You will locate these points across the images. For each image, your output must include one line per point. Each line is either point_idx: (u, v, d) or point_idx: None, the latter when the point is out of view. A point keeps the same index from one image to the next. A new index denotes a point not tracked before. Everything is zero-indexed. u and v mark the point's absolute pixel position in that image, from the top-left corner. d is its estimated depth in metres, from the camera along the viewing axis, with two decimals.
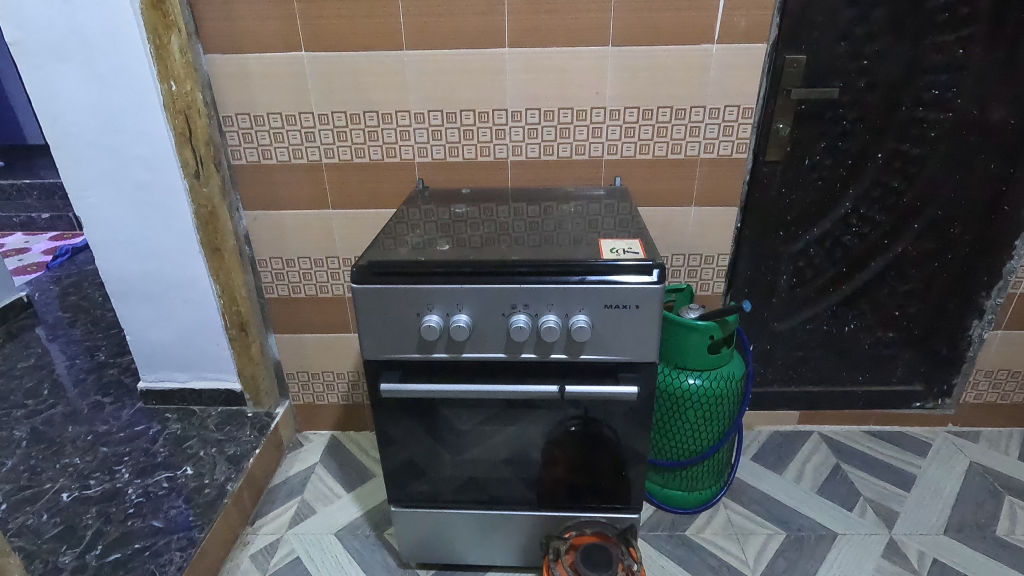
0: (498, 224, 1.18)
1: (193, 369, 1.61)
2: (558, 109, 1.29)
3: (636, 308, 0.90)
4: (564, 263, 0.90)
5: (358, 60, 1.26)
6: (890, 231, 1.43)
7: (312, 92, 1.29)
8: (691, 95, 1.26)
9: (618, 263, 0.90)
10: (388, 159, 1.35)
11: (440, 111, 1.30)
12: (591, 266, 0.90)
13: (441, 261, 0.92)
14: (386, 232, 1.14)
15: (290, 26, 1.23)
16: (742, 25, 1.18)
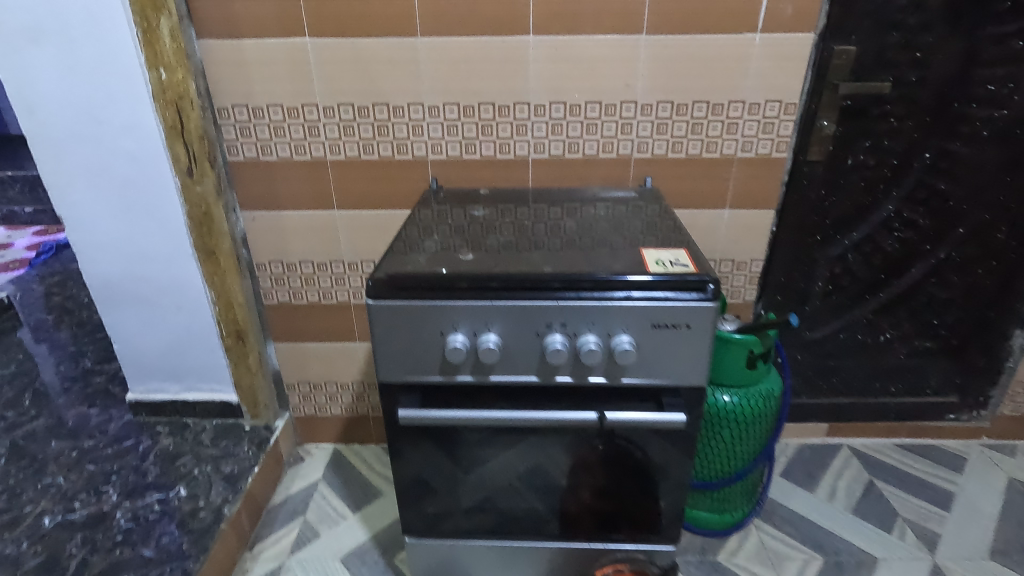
0: (523, 229, 1.07)
1: (185, 380, 1.50)
2: (585, 103, 1.19)
3: (686, 328, 0.81)
4: (607, 278, 0.81)
5: (367, 48, 1.15)
6: (933, 236, 1.34)
7: (317, 83, 1.18)
8: (730, 89, 1.16)
9: (667, 278, 0.80)
10: (399, 155, 1.24)
11: (456, 104, 1.20)
12: (638, 281, 0.81)
13: (468, 274, 0.82)
14: (399, 237, 1.04)
15: (292, 9, 1.12)
16: (788, 12, 1.08)
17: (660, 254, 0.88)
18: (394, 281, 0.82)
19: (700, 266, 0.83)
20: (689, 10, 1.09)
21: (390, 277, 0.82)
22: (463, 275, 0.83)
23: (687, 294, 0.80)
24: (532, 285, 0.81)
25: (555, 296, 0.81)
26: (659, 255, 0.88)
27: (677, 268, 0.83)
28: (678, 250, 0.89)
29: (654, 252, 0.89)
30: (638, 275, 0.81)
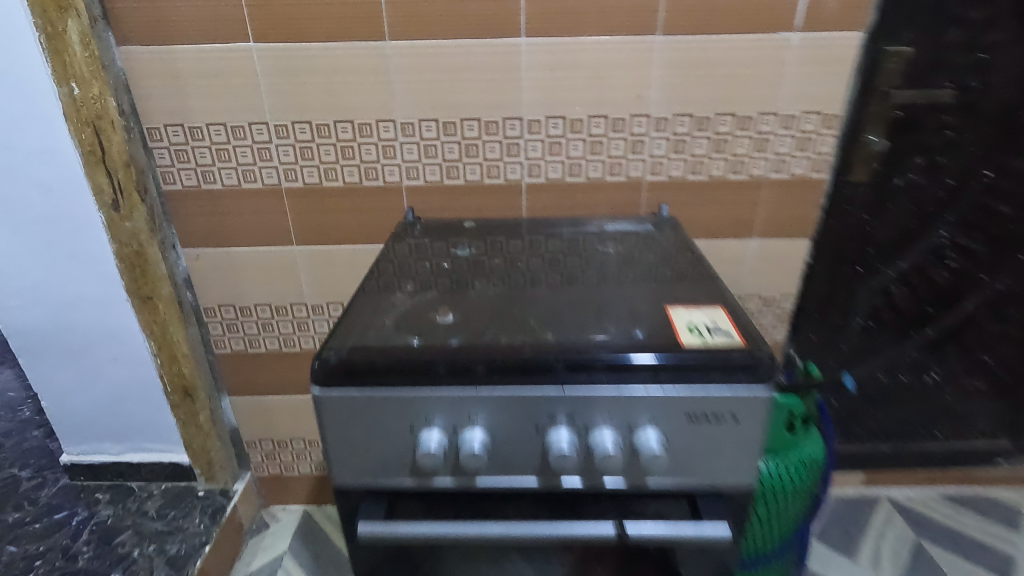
0: (516, 274, 0.88)
1: (128, 440, 1.30)
2: (588, 117, 0.99)
3: (732, 421, 0.62)
4: (628, 357, 0.62)
5: (326, 55, 0.95)
6: (991, 265, 1.15)
7: (267, 98, 0.98)
8: (761, 99, 0.97)
9: (707, 357, 0.62)
10: (368, 182, 1.05)
11: (434, 121, 1.00)
12: (666, 361, 0.62)
13: (446, 353, 0.63)
14: (362, 288, 0.84)
15: (232, 8, 0.92)
16: (831, 8, 0.90)
17: (694, 319, 0.70)
18: (353, 361, 0.63)
19: (748, 338, 0.65)
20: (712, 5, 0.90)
21: (343, 357, 0.63)
22: (439, 353, 0.63)
23: (734, 377, 0.61)
24: (529, 367, 0.62)
25: (559, 381, 0.62)
26: (693, 321, 0.69)
27: (719, 341, 0.64)
28: (716, 312, 0.71)
29: (686, 315, 0.71)
30: (668, 352, 0.63)
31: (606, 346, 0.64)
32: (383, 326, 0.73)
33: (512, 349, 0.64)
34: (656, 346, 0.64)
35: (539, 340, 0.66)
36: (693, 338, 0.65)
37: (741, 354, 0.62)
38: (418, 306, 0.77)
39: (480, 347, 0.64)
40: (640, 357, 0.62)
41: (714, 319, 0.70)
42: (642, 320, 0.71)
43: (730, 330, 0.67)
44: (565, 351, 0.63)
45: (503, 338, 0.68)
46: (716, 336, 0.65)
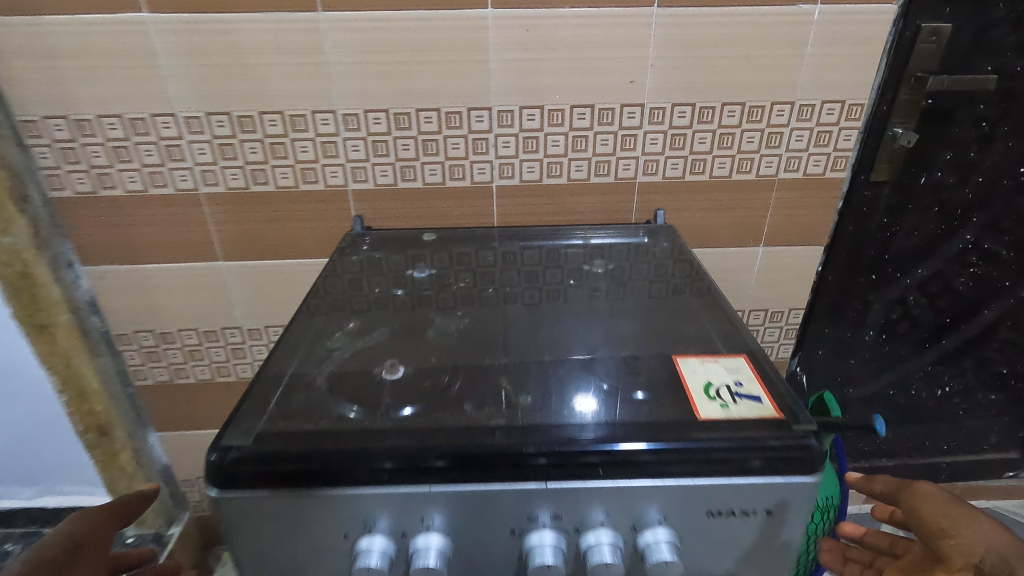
0: (485, 303, 0.72)
1: (40, 483, 1.12)
2: (570, 108, 0.83)
3: (765, 516, 0.48)
4: (623, 445, 0.47)
5: (244, 30, 0.76)
6: (1017, 272, 1.03)
7: (172, 84, 0.79)
8: (775, 86, 0.82)
9: (727, 442, 0.47)
10: (305, 185, 0.87)
11: (384, 111, 0.82)
12: (676, 448, 0.47)
13: (379, 444, 0.48)
14: (290, 327, 0.67)
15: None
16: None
17: (712, 375, 0.56)
18: (227, 467, 0.46)
19: (784, 407, 0.51)
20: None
21: (236, 453, 0.47)
22: (373, 441, 0.48)
23: (763, 468, 0.47)
24: (494, 457, 0.47)
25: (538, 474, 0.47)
26: (712, 379, 0.55)
27: (749, 413, 0.50)
28: (739, 365, 0.57)
29: (701, 369, 0.56)
30: (673, 436, 0.48)
31: (589, 430, 0.49)
32: (312, 389, 0.56)
33: (472, 432, 0.49)
34: (658, 427, 0.49)
35: (505, 420, 0.50)
36: (715, 407, 0.51)
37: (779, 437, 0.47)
38: (363, 354, 0.61)
39: (426, 433, 0.49)
40: (635, 444, 0.47)
41: (737, 375, 0.55)
42: (645, 376, 0.57)
43: (760, 393, 0.53)
44: (541, 438, 0.48)
45: (464, 411, 0.52)
46: (744, 404, 0.52)
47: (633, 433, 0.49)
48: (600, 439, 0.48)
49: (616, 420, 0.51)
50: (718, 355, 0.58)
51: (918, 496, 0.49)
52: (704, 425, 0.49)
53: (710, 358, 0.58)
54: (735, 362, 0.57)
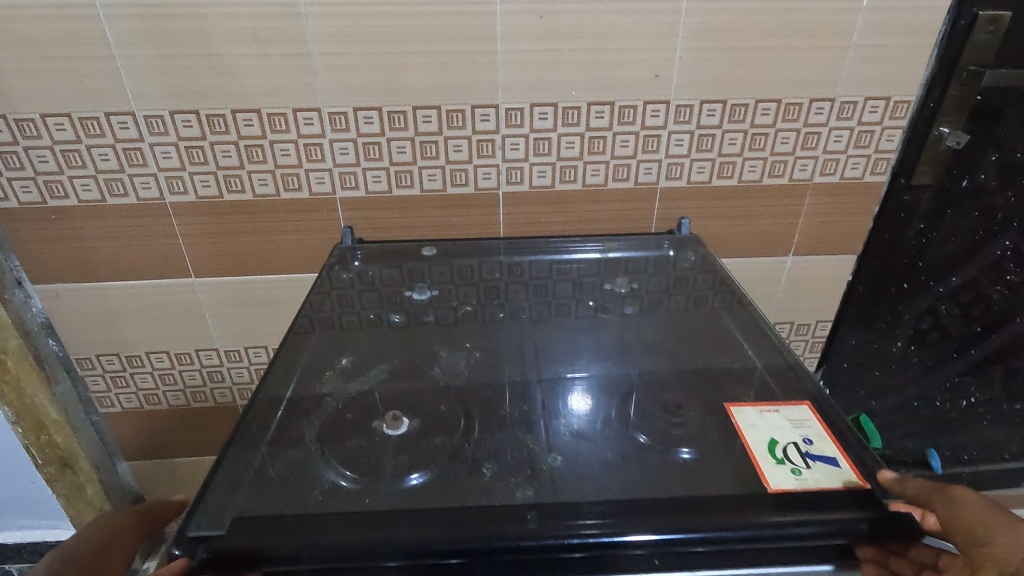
0: (493, 330, 0.63)
1: None
2: (587, 105, 0.74)
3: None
4: (628, 537, 0.39)
5: (213, 14, 0.66)
6: None
7: (128, 78, 0.68)
8: (815, 81, 0.74)
9: (778, 529, 0.40)
10: (287, 193, 0.77)
11: (376, 109, 0.72)
12: (696, 538, 0.40)
13: (337, 538, 0.39)
14: (277, 360, 0.58)
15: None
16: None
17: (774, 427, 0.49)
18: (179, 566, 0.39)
19: (867, 472, 0.44)
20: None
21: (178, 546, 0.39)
22: (338, 534, 0.39)
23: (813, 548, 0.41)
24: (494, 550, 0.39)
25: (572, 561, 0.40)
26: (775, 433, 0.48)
27: (828, 482, 0.43)
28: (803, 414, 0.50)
29: (759, 419, 0.49)
30: (697, 522, 0.40)
31: (591, 516, 0.40)
32: (292, 445, 0.47)
33: (462, 518, 0.40)
34: (682, 507, 0.41)
35: (503, 497, 0.42)
36: (786, 474, 0.44)
37: (845, 520, 0.40)
38: (361, 399, 0.53)
39: (405, 512, 0.41)
40: (648, 535, 0.39)
41: (804, 431, 0.48)
42: (693, 429, 0.48)
43: (835, 454, 0.46)
44: (538, 528, 0.40)
45: (454, 478, 0.44)
46: (819, 468, 0.45)
47: (647, 518, 0.40)
48: (601, 529, 0.40)
49: (634, 497, 0.42)
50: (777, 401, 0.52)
51: (952, 499, 0.39)
52: (743, 500, 0.42)
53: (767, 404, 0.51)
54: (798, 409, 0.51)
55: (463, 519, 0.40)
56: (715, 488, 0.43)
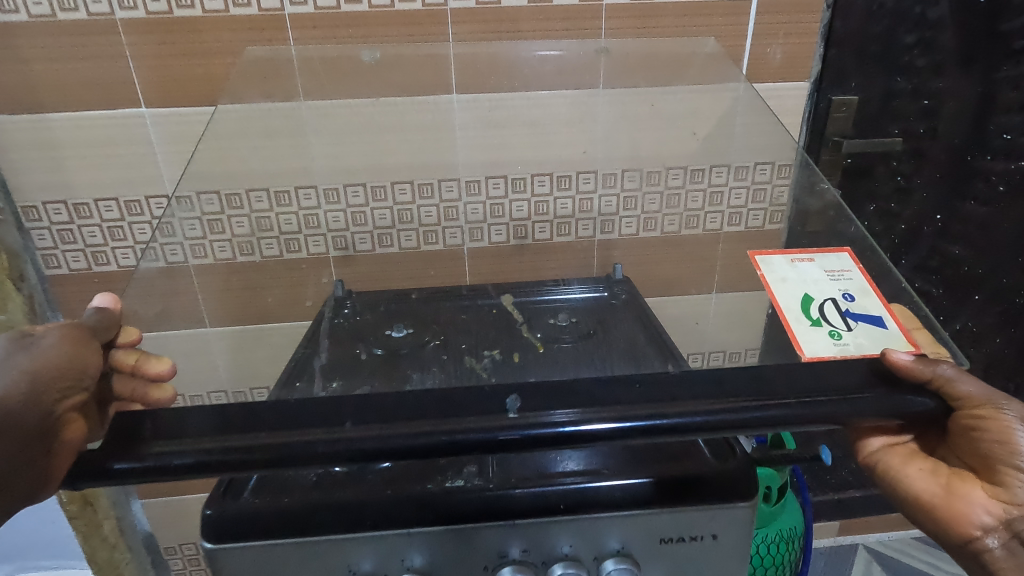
0: (450, 344, 0.79)
1: (18, 559, 1.15)
2: (532, 175, 0.93)
3: (711, 539, 0.57)
4: (579, 427, 0.50)
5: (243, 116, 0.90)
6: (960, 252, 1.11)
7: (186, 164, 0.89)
8: (710, 153, 0.93)
9: (711, 416, 0.51)
10: (289, 255, 0.89)
11: (362, 185, 0.91)
12: (667, 422, 0.51)
13: (332, 432, 0.51)
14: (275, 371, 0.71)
15: (115, 71, 0.84)
16: (778, 56, 0.97)
17: (814, 294, 0.62)
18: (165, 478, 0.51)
19: (906, 335, 0.58)
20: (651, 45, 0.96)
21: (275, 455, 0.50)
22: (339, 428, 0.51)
23: (708, 463, 0.57)
24: (458, 474, 0.56)
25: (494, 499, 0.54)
26: (814, 301, 0.61)
27: (870, 341, 0.57)
28: (850, 282, 0.64)
29: (803, 291, 0.63)
30: (639, 413, 0.51)
31: (564, 408, 0.52)
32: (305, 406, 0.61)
33: (437, 417, 0.51)
34: (636, 404, 0.52)
35: (501, 391, 0.54)
36: (827, 339, 0.57)
37: (763, 411, 0.52)
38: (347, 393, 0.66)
39: (430, 407, 0.52)
40: (605, 423, 0.51)
41: (847, 285, 0.63)
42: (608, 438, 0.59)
43: (880, 316, 0.59)
44: (516, 417, 0.51)
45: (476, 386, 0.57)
46: (858, 332, 0.58)
47: (601, 414, 0.51)
48: (572, 419, 0.51)
49: (605, 398, 0.53)
50: (828, 268, 0.66)
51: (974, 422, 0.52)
52: (710, 396, 0.53)
53: (818, 274, 0.66)
54: (842, 270, 0.65)
55: (468, 413, 0.51)
56: (715, 382, 0.54)
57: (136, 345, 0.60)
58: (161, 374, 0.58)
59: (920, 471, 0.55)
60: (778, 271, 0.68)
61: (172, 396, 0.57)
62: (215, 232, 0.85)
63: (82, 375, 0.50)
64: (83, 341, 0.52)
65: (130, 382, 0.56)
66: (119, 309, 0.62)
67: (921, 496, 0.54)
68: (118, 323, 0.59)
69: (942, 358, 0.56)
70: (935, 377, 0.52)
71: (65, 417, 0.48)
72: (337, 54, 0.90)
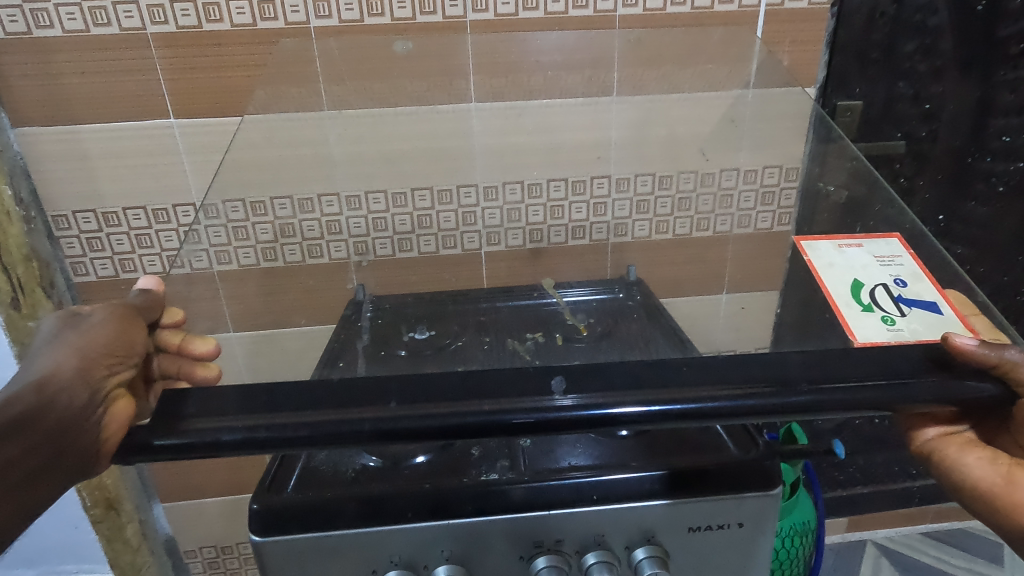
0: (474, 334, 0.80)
1: (41, 563, 1.18)
2: (547, 180, 0.95)
3: (737, 527, 0.61)
4: (615, 408, 0.52)
5: (271, 123, 0.95)
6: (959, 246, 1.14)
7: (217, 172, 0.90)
8: (720, 157, 0.96)
9: (725, 404, 0.52)
10: (311, 260, 0.92)
11: (383, 193, 0.93)
12: (682, 407, 0.52)
13: (358, 413, 0.52)
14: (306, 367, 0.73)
15: (133, 85, 0.93)
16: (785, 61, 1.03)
17: (862, 280, 0.62)
18: (170, 453, 0.51)
19: (963, 320, 0.57)
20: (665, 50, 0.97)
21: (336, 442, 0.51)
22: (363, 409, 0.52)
23: (734, 453, 0.61)
24: (493, 468, 0.59)
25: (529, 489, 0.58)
26: (865, 287, 0.61)
27: (925, 329, 0.57)
28: (900, 267, 0.63)
29: (851, 276, 0.63)
30: (665, 396, 0.52)
31: (569, 393, 0.53)
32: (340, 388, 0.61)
33: (457, 404, 0.52)
34: (658, 390, 0.53)
35: (542, 374, 0.56)
36: (880, 324, 0.57)
37: (777, 395, 0.52)
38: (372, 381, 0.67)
39: (466, 391, 0.54)
40: (635, 406, 0.51)
41: (903, 273, 0.63)
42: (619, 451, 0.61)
43: (937, 303, 0.59)
44: (568, 405, 0.52)
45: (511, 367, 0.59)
46: (912, 317, 0.58)
47: (636, 397, 0.52)
48: (576, 403, 0.52)
49: (641, 382, 0.54)
50: (876, 254, 0.65)
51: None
52: (727, 383, 0.53)
53: (866, 258, 0.65)
54: (893, 255, 0.65)
55: (485, 396, 0.53)
56: (759, 366, 0.55)
57: (180, 326, 0.61)
58: (206, 353, 0.59)
59: (983, 458, 0.55)
60: (826, 256, 0.67)
61: (217, 376, 0.57)
62: (239, 238, 0.86)
63: (128, 353, 0.53)
64: (128, 320, 0.56)
65: (176, 360, 0.57)
66: (162, 291, 0.66)
67: (984, 485, 0.55)
68: (162, 306, 0.62)
69: (1001, 343, 0.55)
70: (1002, 362, 0.51)
71: (112, 393, 0.50)
72: (355, 64, 0.96)
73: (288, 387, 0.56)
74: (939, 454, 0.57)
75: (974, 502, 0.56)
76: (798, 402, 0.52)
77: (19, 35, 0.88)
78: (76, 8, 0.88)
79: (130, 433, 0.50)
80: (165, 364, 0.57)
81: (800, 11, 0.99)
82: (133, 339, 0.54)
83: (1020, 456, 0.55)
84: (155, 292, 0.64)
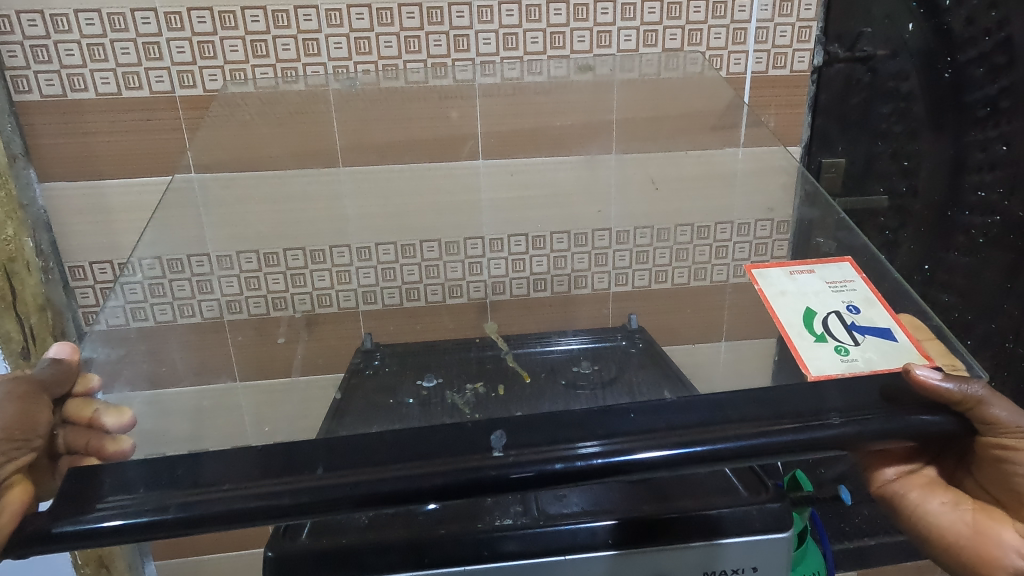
0: (481, 375, 0.83)
1: None
2: (551, 233, 0.99)
3: (751, 572, 0.62)
4: (637, 454, 0.52)
5: (275, 183, 0.98)
6: (949, 294, 1.18)
7: (159, 231, 0.89)
8: (714, 213, 0.98)
9: (740, 444, 0.52)
10: (321, 309, 0.94)
11: (393, 244, 0.96)
12: (701, 450, 0.52)
13: (381, 473, 0.51)
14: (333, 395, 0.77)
15: (161, 143, 1.00)
16: (772, 124, 1.10)
17: (816, 308, 0.63)
18: (182, 529, 0.49)
19: (909, 343, 0.59)
20: (661, 108, 1.04)
21: (333, 487, 0.50)
22: (397, 453, 0.53)
23: (744, 497, 0.62)
24: (506, 513, 0.60)
25: (540, 523, 0.59)
26: (818, 314, 0.62)
27: (881, 360, 0.57)
28: (854, 292, 0.65)
29: (805, 304, 0.65)
30: (679, 442, 0.53)
31: (591, 439, 0.53)
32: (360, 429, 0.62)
33: (472, 454, 0.52)
34: (690, 431, 0.53)
35: (484, 428, 0.55)
36: (834, 355, 0.58)
37: (793, 435, 0.53)
38: (372, 421, 0.68)
39: (470, 443, 0.53)
40: (657, 451, 0.52)
41: (852, 299, 0.64)
42: (620, 504, 0.61)
43: (888, 327, 0.61)
44: (503, 456, 0.52)
45: (457, 422, 0.58)
46: (866, 346, 0.59)
47: (652, 441, 0.53)
48: (600, 450, 0.52)
49: (651, 427, 0.54)
50: (829, 279, 0.68)
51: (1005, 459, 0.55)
52: (738, 421, 0.54)
53: (819, 285, 0.67)
54: (846, 283, 0.67)
55: (508, 448, 0.52)
56: (772, 403, 0.56)
57: (93, 394, 0.59)
58: (117, 427, 0.56)
59: (948, 501, 0.60)
60: (777, 285, 0.70)
61: (126, 451, 0.55)
62: (250, 288, 0.91)
63: (28, 435, 0.51)
64: (28, 399, 0.53)
65: (84, 434, 0.55)
66: (77, 359, 0.59)
67: (948, 530, 0.60)
68: (75, 375, 0.58)
69: (958, 370, 0.56)
70: (963, 395, 0.53)
71: (8, 480, 0.49)
72: (363, 105, 1.00)
73: (312, 443, 0.55)
74: (904, 495, 0.62)
75: (938, 545, 0.60)
76: (810, 443, 0.53)
77: (54, 98, 0.95)
78: (111, 74, 0.95)
79: (124, 502, 0.50)
80: (72, 438, 0.54)
81: (783, 78, 1.07)
82: (38, 415, 0.53)
83: (982, 497, 0.60)
84: (68, 361, 0.58)
